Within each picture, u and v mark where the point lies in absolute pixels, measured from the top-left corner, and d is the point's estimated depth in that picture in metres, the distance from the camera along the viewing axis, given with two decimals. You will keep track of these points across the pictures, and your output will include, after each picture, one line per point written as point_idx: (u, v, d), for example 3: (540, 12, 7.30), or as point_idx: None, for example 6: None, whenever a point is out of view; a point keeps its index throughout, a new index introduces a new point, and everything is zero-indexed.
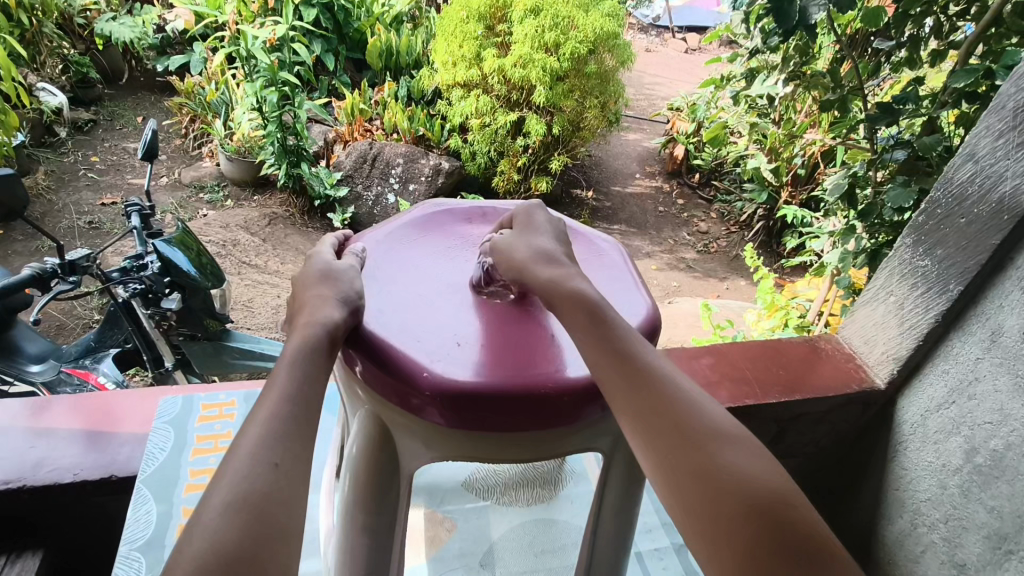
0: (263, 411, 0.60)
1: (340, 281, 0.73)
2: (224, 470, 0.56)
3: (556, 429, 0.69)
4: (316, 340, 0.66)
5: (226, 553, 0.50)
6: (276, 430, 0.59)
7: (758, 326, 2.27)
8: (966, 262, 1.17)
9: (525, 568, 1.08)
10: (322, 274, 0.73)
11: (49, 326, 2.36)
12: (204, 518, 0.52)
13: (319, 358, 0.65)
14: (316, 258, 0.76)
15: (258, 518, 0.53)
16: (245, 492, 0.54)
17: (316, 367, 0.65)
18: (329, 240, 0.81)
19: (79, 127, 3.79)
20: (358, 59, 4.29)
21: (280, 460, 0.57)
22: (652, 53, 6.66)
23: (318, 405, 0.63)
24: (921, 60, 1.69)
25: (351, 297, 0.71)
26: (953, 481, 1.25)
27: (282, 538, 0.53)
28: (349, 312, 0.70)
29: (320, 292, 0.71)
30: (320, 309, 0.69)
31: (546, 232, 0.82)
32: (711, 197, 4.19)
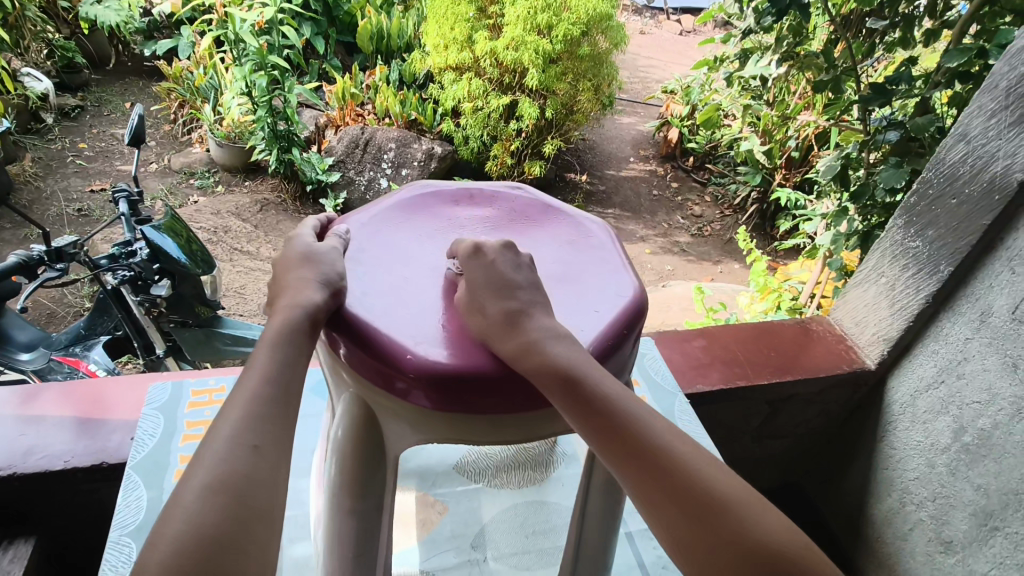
0: (243, 392, 0.60)
1: (322, 263, 0.72)
2: (203, 452, 0.56)
3: (542, 409, 0.69)
4: (297, 323, 0.65)
5: (205, 534, 0.51)
6: (256, 413, 0.58)
7: (751, 309, 2.27)
8: (956, 243, 1.17)
9: (517, 548, 1.06)
10: (304, 256, 0.73)
11: (39, 314, 2.36)
12: (183, 499, 0.52)
13: (300, 340, 0.65)
14: (297, 241, 0.75)
15: (238, 500, 0.53)
16: (224, 475, 0.54)
17: (298, 350, 0.64)
18: (311, 222, 0.81)
19: (66, 113, 3.75)
20: (348, 43, 4.25)
21: (260, 443, 0.57)
22: (647, 35, 6.60)
23: (298, 388, 0.63)
24: (915, 40, 1.67)
25: (334, 280, 0.71)
26: (941, 459, 1.26)
27: (263, 519, 0.54)
28: (332, 295, 0.69)
29: (301, 274, 0.70)
30: (302, 292, 0.68)
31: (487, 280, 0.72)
32: (705, 179, 4.18)
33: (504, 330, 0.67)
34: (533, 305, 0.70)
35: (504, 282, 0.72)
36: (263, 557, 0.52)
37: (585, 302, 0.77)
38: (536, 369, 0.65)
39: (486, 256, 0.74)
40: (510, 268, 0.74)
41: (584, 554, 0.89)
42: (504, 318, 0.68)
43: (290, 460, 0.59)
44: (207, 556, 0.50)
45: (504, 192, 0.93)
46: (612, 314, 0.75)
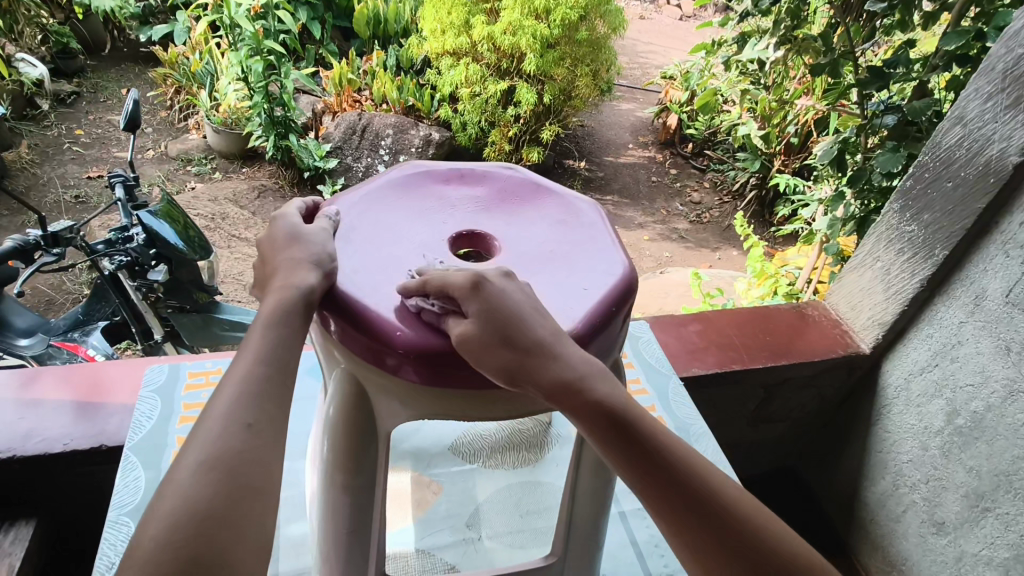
0: (238, 371, 0.60)
1: (312, 243, 0.72)
2: (199, 430, 0.56)
3: (533, 384, 0.69)
4: (290, 302, 0.65)
5: (199, 509, 0.51)
6: (251, 391, 0.59)
7: (747, 294, 2.27)
8: (952, 227, 1.18)
9: (511, 528, 1.07)
10: (292, 238, 0.73)
11: (38, 301, 2.36)
12: (178, 475, 0.53)
13: (295, 319, 0.65)
14: (284, 222, 0.75)
15: (231, 475, 0.54)
16: (219, 451, 0.55)
17: (294, 329, 0.65)
18: (298, 202, 0.80)
19: (62, 100, 3.73)
20: (346, 28, 4.23)
21: (255, 420, 0.58)
22: (646, 20, 6.55)
23: (293, 366, 0.63)
24: (914, 23, 1.66)
25: (323, 259, 0.70)
26: (934, 442, 1.27)
27: (257, 495, 0.54)
28: (324, 275, 0.69)
29: (292, 255, 0.70)
30: (295, 273, 0.68)
31: (509, 314, 0.65)
32: (704, 166, 4.17)
33: (545, 366, 0.63)
34: (557, 335, 0.66)
35: (525, 319, 0.65)
36: (257, 531, 0.53)
37: (577, 279, 0.77)
38: (580, 408, 0.63)
39: (495, 290, 0.66)
40: (522, 302, 0.66)
41: (575, 531, 0.89)
42: (536, 354, 0.64)
43: (285, 437, 0.59)
44: (202, 530, 0.51)
45: (496, 171, 0.93)
46: (602, 291, 0.76)
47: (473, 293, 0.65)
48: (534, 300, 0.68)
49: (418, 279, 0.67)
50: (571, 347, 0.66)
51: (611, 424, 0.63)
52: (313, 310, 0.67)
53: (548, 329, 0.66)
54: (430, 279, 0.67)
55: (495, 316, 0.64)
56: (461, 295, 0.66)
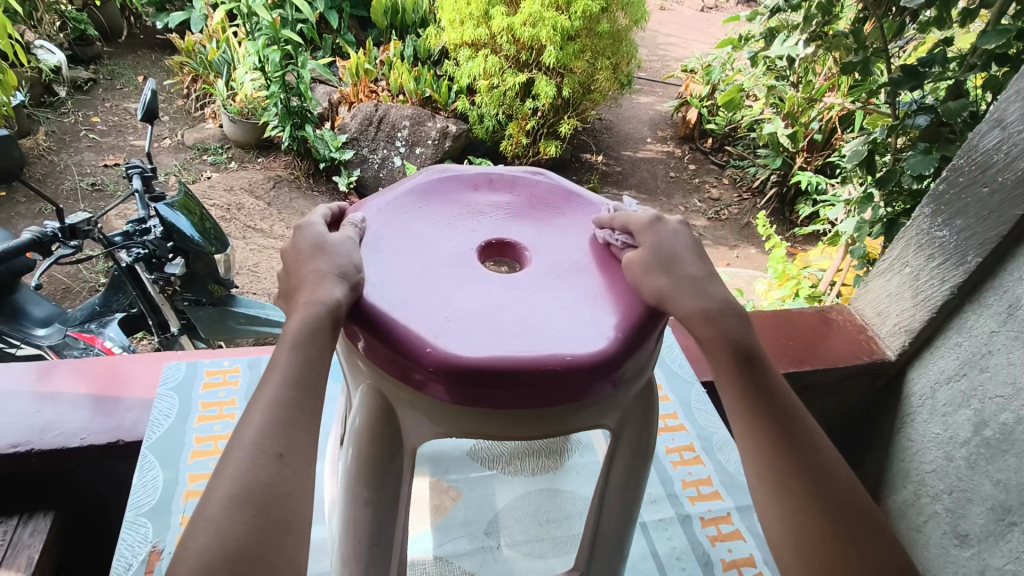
0: (265, 396, 0.58)
1: (336, 254, 0.69)
2: (227, 461, 0.54)
3: (567, 404, 0.66)
4: (316, 318, 0.63)
5: (232, 550, 0.50)
6: (277, 419, 0.57)
7: (768, 296, 2.24)
8: (986, 234, 1.14)
9: (530, 536, 1.05)
10: (315, 248, 0.70)
11: (55, 289, 2.37)
12: (208, 513, 0.51)
13: (322, 337, 0.62)
14: (309, 230, 0.72)
15: (263, 512, 0.52)
16: (248, 486, 0.53)
17: (320, 348, 0.62)
18: (322, 210, 0.77)
19: (79, 86, 3.73)
20: (362, 17, 4.20)
21: (284, 450, 0.55)
22: (668, 11, 6.46)
23: (319, 387, 0.61)
24: (951, 20, 1.60)
25: (349, 271, 0.68)
26: (960, 453, 1.23)
27: (290, 530, 0.53)
28: (349, 288, 0.66)
29: (317, 267, 0.67)
30: (320, 287, 0.65)
31: (673, 250, 0.73)
32: (723, 161, 4.10)
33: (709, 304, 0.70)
34: (710, 277, 0.73)
35: (682, 256, 0.73)
36: (292, 568, 0.51)
37: (612, 292, 0.74)
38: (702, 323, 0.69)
39: (676, 236, 0.75)
40: (684, 244, 0.75)
41: (598, 549, 0.87)
42: (687, 286, 0.70)
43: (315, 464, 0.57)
44: (235, 568, 0.49)
45: (525, 177, 0.90)
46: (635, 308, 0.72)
47: (649, 230, 0.75)
48: (701, 247, 0.76)
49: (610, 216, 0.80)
50: (720, 288, 0.72)
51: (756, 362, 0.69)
52: (339, 327, 0.64)
53: (703, 271, 0.73)
54: (617, 218, 0.79)
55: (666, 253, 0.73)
56: (636, 233, 0.76)
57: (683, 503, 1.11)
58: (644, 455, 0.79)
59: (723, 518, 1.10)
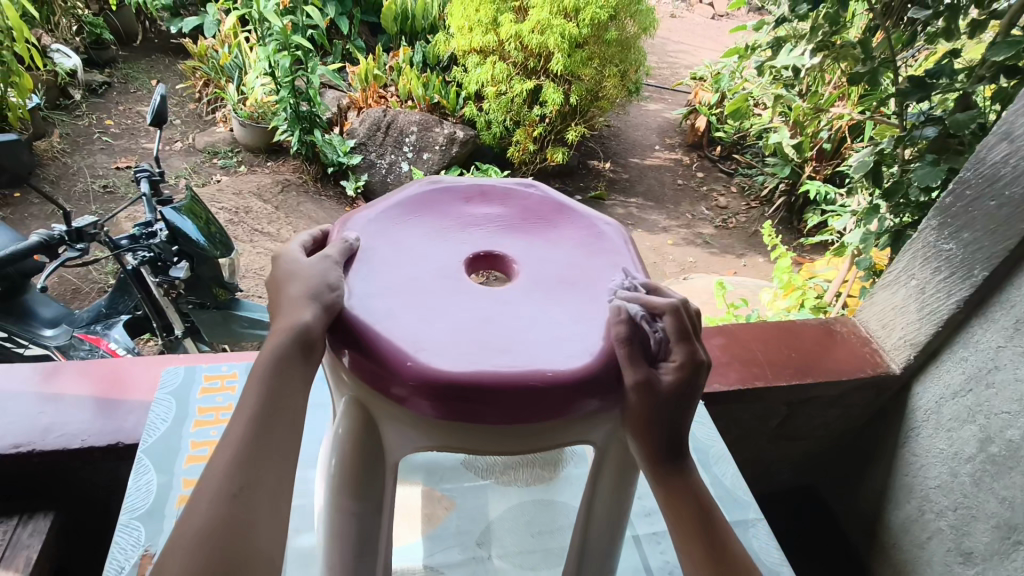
0: (232, 433, 0.59)
1: (311, 275, 0.69)
2: (191, 503, 0.55)
3: (549, 419, 0.66)
4: (284, 349, 0.63)
5: None
6: (241, 455, 0.57)
7: (773, 306, 2.22)
8: (992, 247, 1.12)
9: (522, 547, 1.05)
10: (290, 272, 0.70)
11: (64, 290, 2.40)
12: (170, 556, 0.52)
13: (290, 367, 0.63)
14: (284, 256, 0.72)
15: (220, 552, 0.52)
16: (206, 527, 0.53)
17: (287, 380, 0.62)
18: (302, 236, 0.78)
19: (93, 90, 3.78)
20: (372, 23, 4.23)
21: (243, 488, 0.55)
22: (679, 19, 6.46)
23: (284, 417, 0.61)
24: (959, 31, 1.59)
25: (322, 292, 0.68)
26: (965, 469, 1.22)
27: (248, 569, 0.52)
28: (322, 309, 0.67)
29: (291, 291, 0.68)
30: (293, 312, 0.66)
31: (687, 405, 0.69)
32: (732, 170, 4.08)
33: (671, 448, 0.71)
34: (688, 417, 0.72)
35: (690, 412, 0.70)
36: None
37: (599, 307, 0.74)
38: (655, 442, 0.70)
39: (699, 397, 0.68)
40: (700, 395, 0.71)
41: (587, 562, 0.86)
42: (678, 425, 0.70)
43: (278, 499, 0.57)
44: None
45: (518, 189, 0.90)
46: None
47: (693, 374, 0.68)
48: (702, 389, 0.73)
49: (676, 313, 0.69)
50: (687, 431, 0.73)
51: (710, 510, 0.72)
52: (311, 352, 0.64)
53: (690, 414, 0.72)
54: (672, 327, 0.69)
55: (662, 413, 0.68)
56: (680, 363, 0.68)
57: None
58: (631, 470, 0.79)
59: None
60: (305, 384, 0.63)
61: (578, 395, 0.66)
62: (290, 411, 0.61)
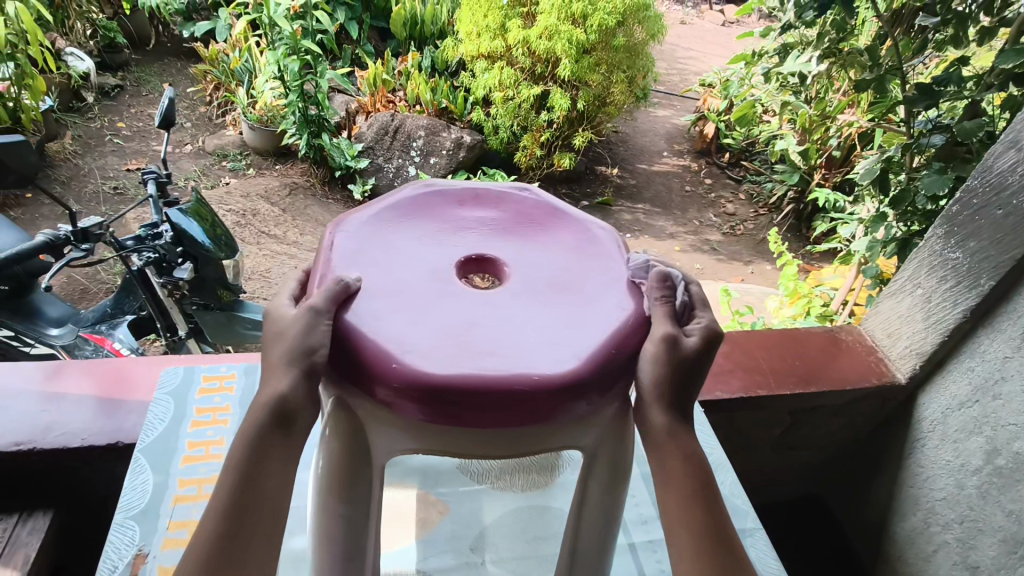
0: (205, 526, 0.58)
1: (292, 330, 0.66)
2: None
3: (536, 424, 0.66)
4: (260, 433, 0.63)
5: None
6: (209, 553, 0.57)
7: (779, 314, 2.20)
8: (999, 257, 1.11)
9: (517, 553, 1.04)
10: (274, 331, 0.68)
11: (73, 290, 2.43)
12: None
13: (266, 450, 0.62)
14: (274, 311, 0.70)
15: None
16: None
17: (263, 465, 0.61)
18: (288, 287, 0.74)
19: (106, 92, 3.83)
20: (382, 28, 4.26)
21: None
22: (689, 26, 6.45)
23: (258, 503, 0.60)
24: (968, 39, 1.57)
25: (305, 349, 0.65)
26: (972, 481, 1.20)
27: None
28: (302, 375, 0.65)
29: (274, 353, 0.66)
30: (273, 381, 0.65)
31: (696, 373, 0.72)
32: (740, 177, 4.06)
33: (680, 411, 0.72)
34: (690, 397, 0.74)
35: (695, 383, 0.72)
36: None
37: (590, 312, 0.74)
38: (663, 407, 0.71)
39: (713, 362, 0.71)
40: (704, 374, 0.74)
41: (578, 567, 0.86)
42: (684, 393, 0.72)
43: None
44: None
45: (512, 193, 0.90)
46: (612, 327, 0.71)
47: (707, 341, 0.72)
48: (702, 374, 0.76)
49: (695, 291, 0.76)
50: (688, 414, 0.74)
51: (713, 479, 0.70)
52: (291, 424, 0.64)
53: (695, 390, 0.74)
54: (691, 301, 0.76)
55: (688, 364, 0.71)
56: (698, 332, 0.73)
57: None
58: (621, 475, 0.78)
59: None
60: (285, 462, 0.63)
61: (565, 401, 0.65)
62: (267, 497, 0.61)
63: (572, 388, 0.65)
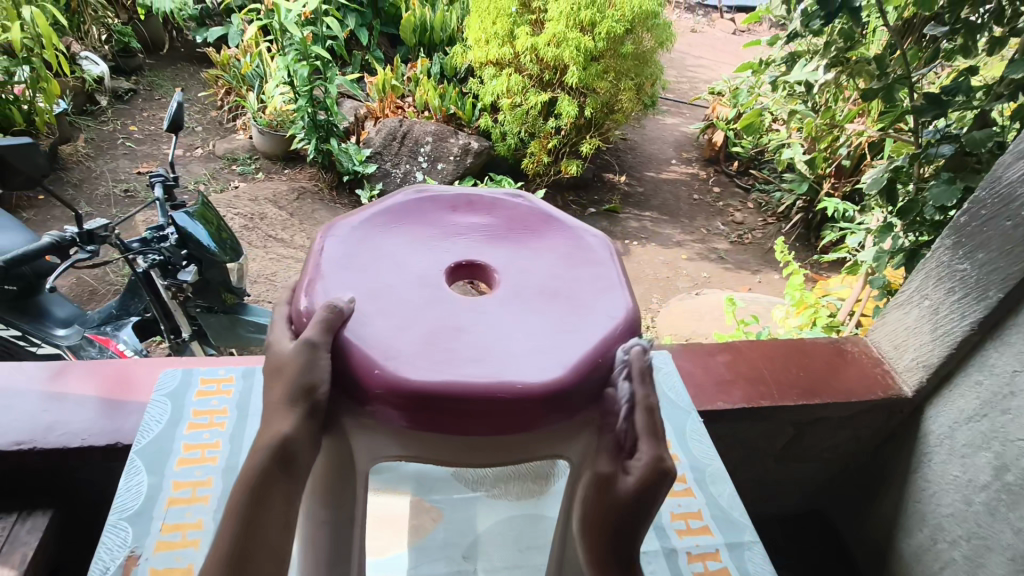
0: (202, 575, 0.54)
1: (290, 367, 0.65)
2: None
3: (521, 432, 0.65)
4: (261, 476, 0.59)
5: None
6: None
7: (785, 324, 2.18)
8: (1008, 268, 1.09)
9: (509, 563, 1.03)
10: (274, 370, 0.67)
11: (82, 291, 2.46)
12: None
13: (267, 494, 0.59)
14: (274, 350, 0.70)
15: None
16: None
17: (264, 509, 0.58)
18: (279, 313, 0.74)
19: (119, 96, 3.88)
20: (392, 34, 4.29)
21: None
22: (699, 34, 6.45)
23: (258, 552, 0.56)
24: (978, 48, 1.55)
25: (304, 391, 0.64)
26: (980, 497, 1.18)
27: None
28: (302, 415, 0.63)
29: (274, 396, 0.65)
30: (272, 422, 0.63)
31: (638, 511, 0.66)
32: (749, 185, 4.04)
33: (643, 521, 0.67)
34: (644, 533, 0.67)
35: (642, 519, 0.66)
36: None
37: (579, 318, 0.73)
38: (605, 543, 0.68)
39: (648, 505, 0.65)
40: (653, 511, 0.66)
41: None
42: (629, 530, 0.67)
43: None
44: None
45: (506, 200, 0.90)
46: (600, 336, 0.71)
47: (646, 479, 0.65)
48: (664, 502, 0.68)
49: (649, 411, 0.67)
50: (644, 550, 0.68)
51: None
52: (293, 463, 0.61)
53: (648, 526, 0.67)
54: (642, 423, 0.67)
55: (621, 506, 0.66)
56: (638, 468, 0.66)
57: (669, 536, 1.10)
58: None
59: (711, 555, 1.07)
60: (287, 503, 0.60)
61: (549, 410, 0.65)
62: (269, 544, 0.57)
63: (556, 397, 0.65)
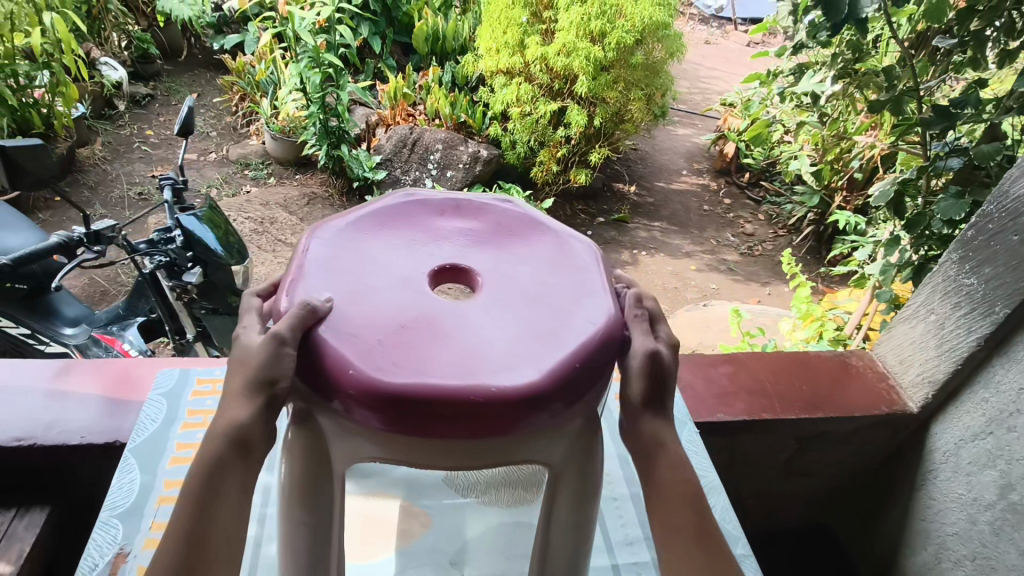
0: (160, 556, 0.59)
1: (253, 356, 0.67)
2: None
3: (496, 436, 0.65)
4: (212, 464, 0.64)
5: None
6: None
7: (792, 336, 2.16)
8: (1015, 284, 1.07)
9: (496, 570, 1.03)
10: (240, 360, 0.69)
11: (93, 291, 2.50)
12: None
13: (220, 480, 0.63)
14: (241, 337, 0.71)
15: None
16: None
17: (217, 494, 0.63)
18: (252, 305, 0.76)
19: (137, 101, 3.95)
20: (405, 43, 4.34)
21: None
22: (713, 46, 6.44)
23: (211, 536, 0.61)
24: (987, 61, 1.53)
25: (265, 374, 0.66)
26: (984, 517, 1.16)
27: None
28: (261, 406, 0.66)
29: (235, 382, 0.68)
30: (229, 410, 0.66)
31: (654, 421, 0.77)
32: (760, 197, 4.02)
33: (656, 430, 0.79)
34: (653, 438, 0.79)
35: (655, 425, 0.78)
36: None
37: (558, 323, 0.73)
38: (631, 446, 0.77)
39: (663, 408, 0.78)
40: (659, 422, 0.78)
41: None
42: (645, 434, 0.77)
43: None
44: None
45: (494, 204, 0.90)
46: (579, 340, 0.71)
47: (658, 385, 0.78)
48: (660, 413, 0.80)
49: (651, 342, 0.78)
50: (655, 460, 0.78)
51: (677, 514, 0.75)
52: (249, 452, 0.65)
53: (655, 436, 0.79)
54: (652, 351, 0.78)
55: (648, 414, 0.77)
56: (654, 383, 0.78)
57: None
58: (590, 491, 0.79)
59: None
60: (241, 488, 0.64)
61: (521, 414, 0.65)
62: (223, 530, 0.62)
63: (529, 401, 0.65)
